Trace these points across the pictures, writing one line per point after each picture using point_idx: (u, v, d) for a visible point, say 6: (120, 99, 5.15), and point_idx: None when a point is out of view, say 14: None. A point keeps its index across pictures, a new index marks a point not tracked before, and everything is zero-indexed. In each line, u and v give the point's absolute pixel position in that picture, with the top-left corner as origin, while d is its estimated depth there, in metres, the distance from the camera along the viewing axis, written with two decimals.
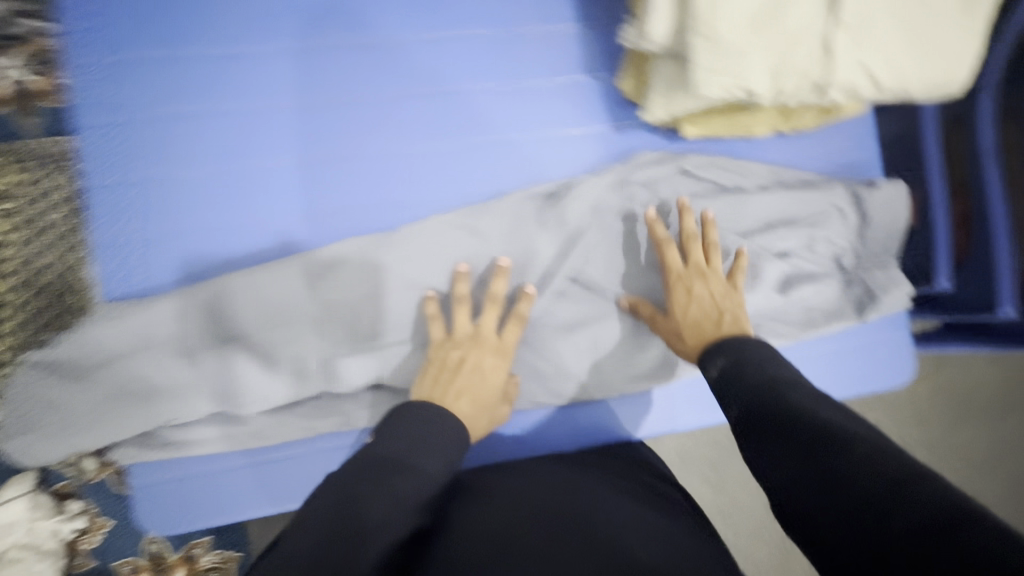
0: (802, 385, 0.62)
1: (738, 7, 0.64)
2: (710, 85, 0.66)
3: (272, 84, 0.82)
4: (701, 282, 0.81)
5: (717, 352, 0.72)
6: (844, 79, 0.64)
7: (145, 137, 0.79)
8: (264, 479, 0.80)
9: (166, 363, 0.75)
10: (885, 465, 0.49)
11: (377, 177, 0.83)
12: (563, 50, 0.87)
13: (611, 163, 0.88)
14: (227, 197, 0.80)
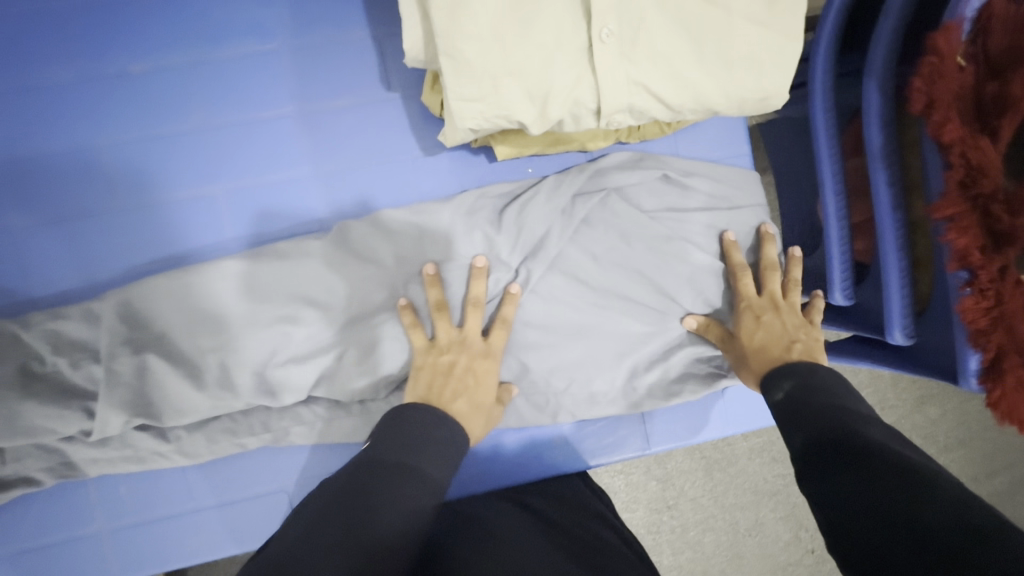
0: (871, 421, 0.53)
1: (481, 18, 0.50)
2: (468, 115, 0.54)
3: (275, 81, 0.74)
4: (777, 305, 0.72)
5: (783, 376, 0.63)
6: (620, 104, 0.51)
7: (140, 143, 0.72)
8: (162, 536, 0.74)
9: (261, 334, 0.68)
10: (970, 514, 0.39)
11: (381, 180, 0.75)
12: (354, 63, 0.74)
13: (426, 192, 0.75)
14: (233, 205, 0.73)
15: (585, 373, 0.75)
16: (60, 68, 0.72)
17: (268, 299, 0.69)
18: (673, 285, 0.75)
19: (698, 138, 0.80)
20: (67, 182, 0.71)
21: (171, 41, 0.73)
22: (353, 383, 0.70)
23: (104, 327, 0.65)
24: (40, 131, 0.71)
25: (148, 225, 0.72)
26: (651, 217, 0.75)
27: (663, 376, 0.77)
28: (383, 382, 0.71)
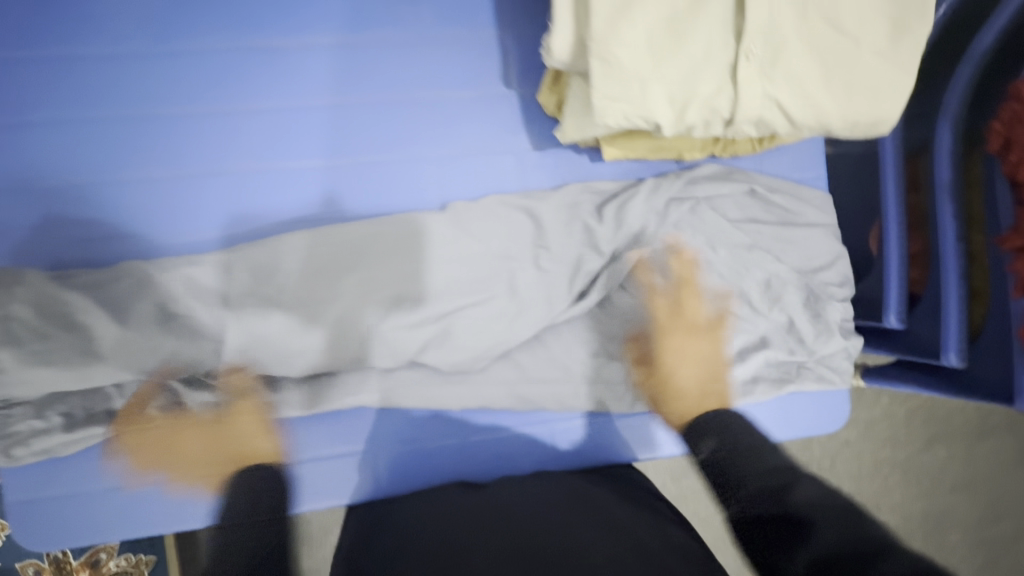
0: (790, 478, 0.61)
1: (638, 27, 0.56)
2: (608, 112, 0.60)
3: (307, 80, 0.79)
4: (681, 339, 0.81)
5: (707, 434, 0.72)
6: (751, 114, 0.58)
7: (160, 127, 0.76)
8: (182, 498, 0.74)
9: (347, 295, 0.73)
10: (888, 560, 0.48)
11: (400, 179, 0.80)
12: (471, 58, 0.79)
13: (531, 183, 0.81)
14: (245, 193, 0.77)
15: (662, 366, 0.81)
16: (121, 43, 0.76)
17: (383, 267, 0.74)
18: (752, 291, 0.82)
19: (782, 159, 0.86)
20: (92, 151, 0.75)
21: (228, 29, 0.78)
22: (459, 353, 0.75)
23: (236, 278, 0.71)
24: (70, 101, 0.75)
25: (172, 199, 0.76)
26: (737, 225, 0.82)
27: (737, 376, 0.82)
28: (483, 354, 0.76)
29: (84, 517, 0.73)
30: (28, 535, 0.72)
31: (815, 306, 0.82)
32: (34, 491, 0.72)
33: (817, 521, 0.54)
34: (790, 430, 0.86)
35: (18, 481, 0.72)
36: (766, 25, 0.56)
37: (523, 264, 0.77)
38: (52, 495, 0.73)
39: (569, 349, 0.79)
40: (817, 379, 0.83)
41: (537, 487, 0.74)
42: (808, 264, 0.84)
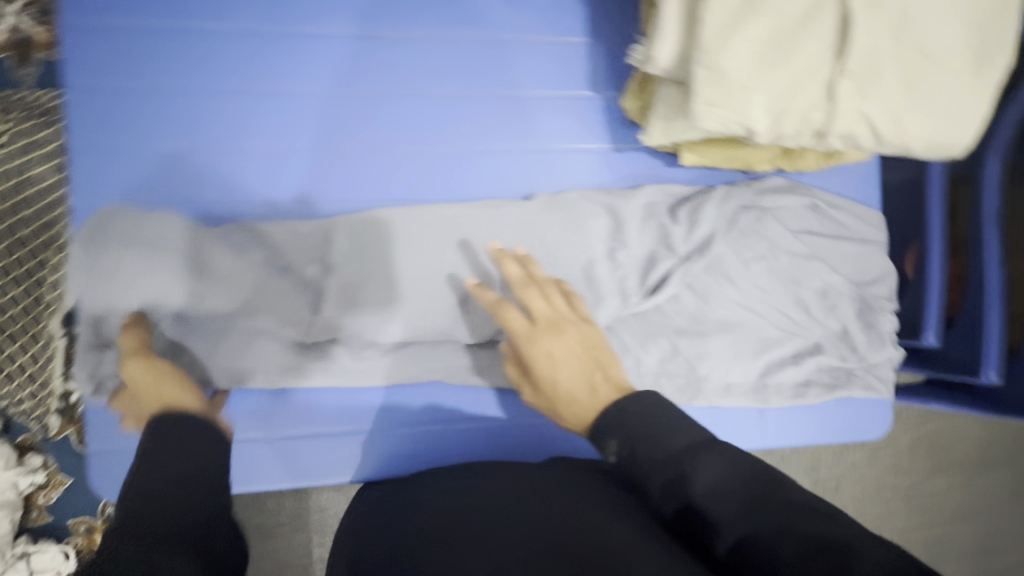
0: (694, 463, 0.52)
1: (746, 41, 0.62)
2: (708, 117, 0.64)
3: (315, 65, 0.80)
4: (551, 338, 0.71)
5: (608, 431, 0.59)
6: (843, 128, 0.63)
7: (170, 100, 0.76)
8: (250, 455, 0.78)
9: (430, 266, 0.78)
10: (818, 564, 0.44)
11: (401, 170, 0.82)
12: (561, 60, 0.84)
13: (607, 182, 0.85)
14: (242, 173, 0.78)
15: (723, 364, 0.85)
16: (220, 20, 0.78)
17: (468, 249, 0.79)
18: (810, 299, 0.87)
19: (843, 178, 0.91)
20: (178, 122, 0.76)
21: (258, 12, 0.79)
22: None
23: (335, 246, 0.76)
24: (93, 68, 0.75)
25: (252, 175, 0.78)
26: (797, 236, 0.87)
27: (790, 379, 0.86)
28: None
29: None
30: (100, 480, 0.75)
31: (869, 318, 0.87)
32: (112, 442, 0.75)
33: (731, 523, 0.49)
34: (830, 435, 0.90)
35: (101, 431, 0.74)
36: (866, 48, 0.61)
37: (599, 257, 0.82)
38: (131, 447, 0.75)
39: (636, 341, 0.83)
40: (864, 388, 0.88)
41: (499, 470, 0.69)
42: (859, 277, 0.89)
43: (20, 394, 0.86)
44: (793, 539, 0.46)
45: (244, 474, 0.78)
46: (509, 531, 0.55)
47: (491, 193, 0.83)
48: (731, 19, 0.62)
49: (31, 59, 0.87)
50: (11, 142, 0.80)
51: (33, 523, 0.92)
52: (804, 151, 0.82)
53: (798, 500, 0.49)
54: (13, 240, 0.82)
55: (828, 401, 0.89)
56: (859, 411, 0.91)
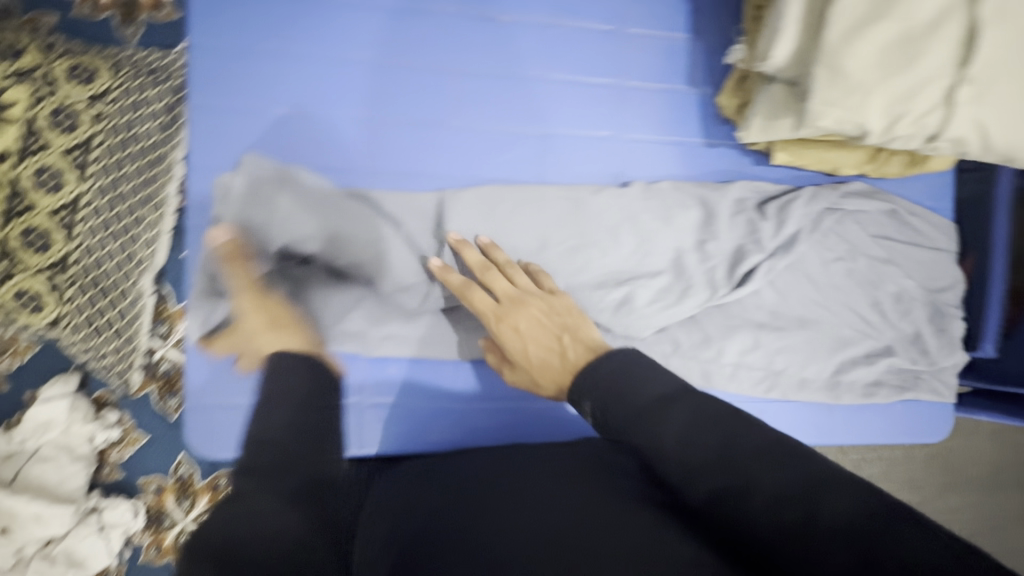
0: (662, 415, 0.57)
1: (869, 44, 0.64)
2: (823, 116, 0.67)
3: (350, 33, 0.80)
4: (516, 316, 0.75)
5: (583, 394, 0.65)
6: (956, 134, 0.65)
7: (230, 64, 0.77)
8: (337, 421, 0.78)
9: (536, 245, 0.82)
10: (786, 506, 0.49)
11: (446, 146, 0.82)
12: (661, 55, 0.87)
13: (697, 175, 0.88)
14: (286, 140, 0.78)
15: (799, 359, 0.87)
16: None
17: (569, 229, 0.82)
18: (884, 302, 0.90)
19: (919, 187, 0.94)
20: (264, 86, 0.78)
21: None
22: (639, 321, 0.82)
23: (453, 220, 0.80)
24: None
25: (361, 144, 0.80)
26: (875, 241, 0.90)
27: (863, 378, 0.89)
28: (652, 324, 0.82)
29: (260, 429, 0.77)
30: (194, 431, 0.76)
31: (940, 323, 0.91)
32: (210, 398, 0.76)
33: (700, 474, 0.53)
34: (891, 436, 0.93)
35: (200, 388, 0.76)
36: (987, 57, 0.63)
37: (688, 248, 0.84)
38: (228, 404, 0.77)
39: (718, 332, 0.85)
40: (931, 392, 0.91)
41: (517, 448, 0.74)
42: (932, 283, 0.92)
43: (104, 348, 0.87)
44: (760, 484, 0.50)
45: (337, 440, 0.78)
46: (510, 480, 0.63)
47: (585, 176, 0.85)
48: (856, 23, 0.65)
49: (136, 19, 0.86)
50: (121, 97, 0.82)
51: (104, 478, 0.92)
52: (891, 157, 0.84)
53: (759, 445, 0.53)
54: (113, 196, 0.82)
55: (894, 402, 0.92)
56: (920, 413, 0.93)
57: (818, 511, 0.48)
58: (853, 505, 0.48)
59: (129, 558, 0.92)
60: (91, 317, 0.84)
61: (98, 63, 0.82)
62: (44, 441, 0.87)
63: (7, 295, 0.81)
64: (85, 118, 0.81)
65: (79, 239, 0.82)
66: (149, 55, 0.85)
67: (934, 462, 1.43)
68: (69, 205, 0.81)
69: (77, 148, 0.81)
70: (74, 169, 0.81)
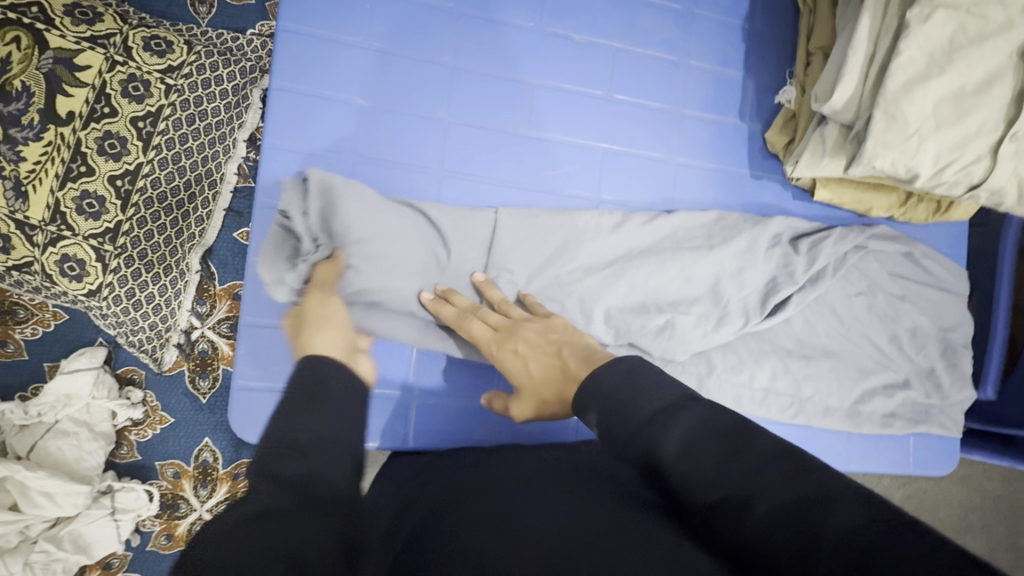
0: (667, 422, 0.49)
1: (926, 96, 0.70)
2: (880, 157, 0.72)
3: (382, 23, 0.81)
4: (511, 342, 0.71)
5: (588, 402, 0.56)
6: (994, 184, 0.72)
7: (287, 48, 0.77)
8: (379, 411, 0.79)
9: (584, 266, 0.82)
10: (788, 522, 0.42)
11: (486, 146, 0.84)
12: (718, 89, 0.92)
13: (740, 204, 0.92)
14: (337, 127, 0.79)
15: (825, 387, 0.91)
16: None
17: (613, 253, 0.84)
18: (900, 336, 0.95)
19: (939, 235, 1.01)
20: (319, 72, 0.78)
21: None
22: (678, 346, 0.83)
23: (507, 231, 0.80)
24: None
25: (429, 141, 0.82)
26: (892, 278, 0.96)
27: (880, 409, 0.93)
28: (688, 348, 0.84)
29: None
30: (237, 414, 0.74)
31: (951, 359, 0.97)
32: (255, 381, 0.75)
33: (702, 488, 0.46)
34: (904, 466, 0.97)
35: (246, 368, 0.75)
36: None
37: (725, 275, 0.86)
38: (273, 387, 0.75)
39: (750, 355, 0.89)
40: (940, 426, 0.96)
41: (524, 458, 0.67)
42: (946, 323, 0.98)
43: (140, 323, 0.85)
44: (768, 495, 0.44)
45: (373, 426, 0.78)
46: (501, 498, 0.57)
47: (635, 193, 0.89)
48: (917, 75, 0.70)
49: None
50: (194, 74, 0.82)
51: (119, 459, 0.88)
52: (919, 203, 0.91)
53: (767, 452, 0.46)
54: (173, 169, 0.83)
55: (908, 433, 0.96)
56: (931, 445, 0.98)
57: (823, 523, 0.41)
58: (866, 526, 0.40)
59: (136, 545, 0.88)
60: (134, 290, 0.83)
61: (172, 37, 0.82)
62: (64, 415, 0.83)
63: (49, 259, 0.76)
64: (156, 89, 0.80)
65: (135, 209, 0.80)
66: (222, 36, 0.88)
67: (917, 502, 1.48)
68: (129, 172, 0.79)
69: (145, 118, 0.79)
70: (140, 139, 0.79)
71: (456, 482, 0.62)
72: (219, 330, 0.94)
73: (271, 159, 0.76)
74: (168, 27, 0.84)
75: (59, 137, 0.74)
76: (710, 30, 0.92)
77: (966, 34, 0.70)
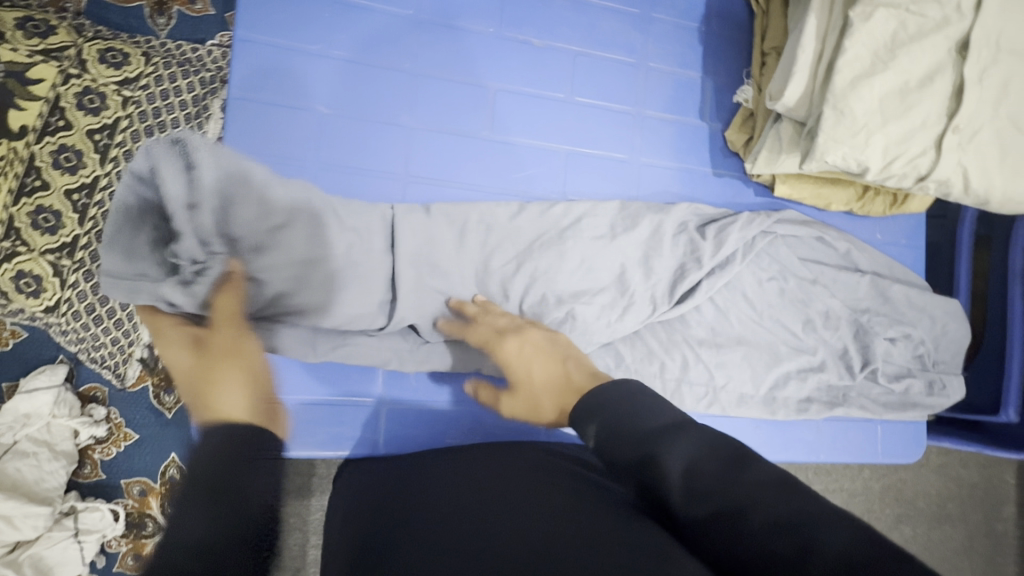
0: (666, 441, 0.48)
1: (873, 91, 0.72)
2: (831, 151, 0.73)
3: (344, 33, 0.81)
4: (516, 338, 0.71)
5: (589, 416, 0.54)
6: (941, 175, 0.74)
7: (247, 58, 0.77)
8: (332, 418, 0.78)
9: (490, 258, 0.80)
10: (778, 541, 0.40)
11: (451, 152, 0.84)
12: (677, 89, 0.94)
13: (704, 201, 0.94)
14: (298, 135, 0.79)
15: (738, 375, 0.90)
16: None
17: (507, 250, 0.81)
18: (835, 324, 0.95)
19: (899, 227, 1.04)
20: (281, 80, 0.78)
21: None
22: (586, 338, 0.81)
23: (422, 224, 0.78)
24: None
25: (393, 147, 0.82)
26: (816, 268, 0.95)
27: (795, 394, 0.92)
28: (595, 340, 0.82)
29: None
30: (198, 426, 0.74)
31: (864, 340, 0.95)
32: None
33: (691, 503, 0.45)
34: (874, 454, 0.98)
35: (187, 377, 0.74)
36: (971, 109, 0.73)
37: (632, 264, 0.86)
38: None
39: (719, 350, 0.89)
40: (861, 408, 0.95)
41: (505, 454, 0.68)
42: (916, 320, 0.98)
43: (102, 338, 0.83)
44: (762, 518, 0.41)
45: (330, 434, 0.77)
46: (485, 497, 0.57)
47: (601, 194, 0.90)
48: (863, 71, 0.73)
49: (168, 10, 0.91)
50: (152, 85, 0.82)
51: (83, 478, 0.86)
52: (876, 195, 0.93)
53: (766, 483, 0.44)
54: None
55: (876, 420, 0.98)
56: (899, 433, 1.00)
57: (818, 541, 0.38)
58: (869, 551, 0.37)
59: (102, 567, 0.86)
60: (92, 305, 0.80)
61: (128, 49, 0.82)
62: (23, 435, 0.81)
63: (4, 276, 0.76)
64: (112, 101, 0.79)
65: (93, 222, 0.79)
66: (181, 47, 0.88)
67: (894, 493, 1.50)
68: (84, 185, 0.77)
69: (101, 130, 0.78)
70: (95, 152, 0.77)
71: (438, 494, 0.60)
72: None
73: None
74: (126, 39, 0.84)
75: (12, 152, 0.74)
76: (667, 33, 0.94)
77: (907, 32, 0.72)
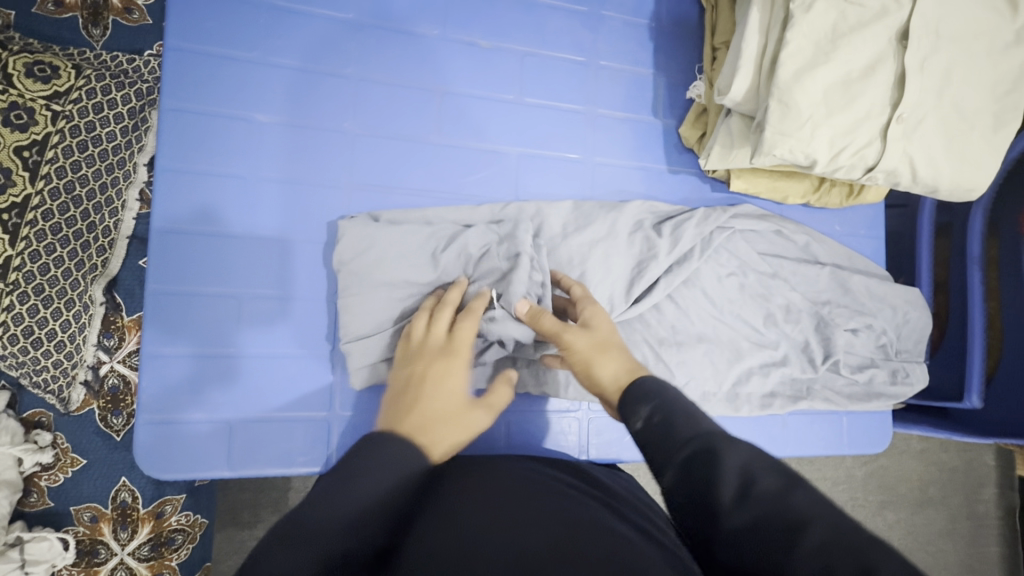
0: (721, 442, 0.50)
1: (816, 83, 0.72)
2: (777, 145, 0.73)
3: (284, 40, 0.79)
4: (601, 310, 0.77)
5: (643, 398, 0.59)
6: (888, 165, 0.74)
7: (183, 68, 0.75)
8: (285, 435, 0.76)
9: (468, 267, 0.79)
10: (837, 556, 0.39)
11: (401, 157, 0.83)
12: (629, 86, 0.93)
13: (660, 198, 0.93)
14: (239, 145, 0.77)
15: (700, 372, 0.89)
16: None
17: (488, 267, 0.79)
18: (795, 317, 0.94)
19: (857, 217, 1.03)
20: (220, 89, 0.77)
21: None
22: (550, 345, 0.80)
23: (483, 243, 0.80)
24: None
25: (340, 154, 0.80)
26: (775, 261, 0.95)
27: (759, 389, 0.91)
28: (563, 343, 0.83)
29: (196, 446, 0.73)
30: (145, 451, 0.72)
31: (825, 332, 0.95)
32: (145, 412, 0.73)
33: (740, 506, 0.45)
34: (842, 445, 0.98)
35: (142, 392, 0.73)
36: (913, 98, 0.73)
37: (591, 265, 0.85)
38: (170, 417, 0.73)
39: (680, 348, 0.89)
40: (825, 400, 0.94)
41: (502, 473, 0.65)
42: (877, 310, 0.98)
43: (44, 361, 0.80)
44: (819, 531, 0.41)
45: (284, 451, 0.76)
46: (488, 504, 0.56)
47: (556, 195, 0.89)
48: (805, 63, 0.72)
49: (103, 22, 0.89)
50: (85, 97, 0.80)
51: (29, 508, 0.82)
52: (832, 186, 0.93)
53: (821, 503, 0.44)
54: (67, 199, 0.79)
55: (843, 411, 0.97)
56: (866, 423, 1.00)
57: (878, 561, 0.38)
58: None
59: None
60: (32, 327, 0.78)
61: (56, 61, 0.79)
62: None
63: None
64: (40, 117, 0.76)
65: (25, 242, 0.76)
66: (116, 58, 0.87)
67: (875, 481, 1.51)
68: (16, 205, 0.75)
69: (32, 147, 0.75)
70: (26, 169, 0.75)
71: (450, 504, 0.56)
72: (130, 363, 0.90)
73: (176, 177, 0.75)
74: (54, 52, 0.81)
75: None
76: (618, 30, 0.94)
77: (847, 22, 0.72)
